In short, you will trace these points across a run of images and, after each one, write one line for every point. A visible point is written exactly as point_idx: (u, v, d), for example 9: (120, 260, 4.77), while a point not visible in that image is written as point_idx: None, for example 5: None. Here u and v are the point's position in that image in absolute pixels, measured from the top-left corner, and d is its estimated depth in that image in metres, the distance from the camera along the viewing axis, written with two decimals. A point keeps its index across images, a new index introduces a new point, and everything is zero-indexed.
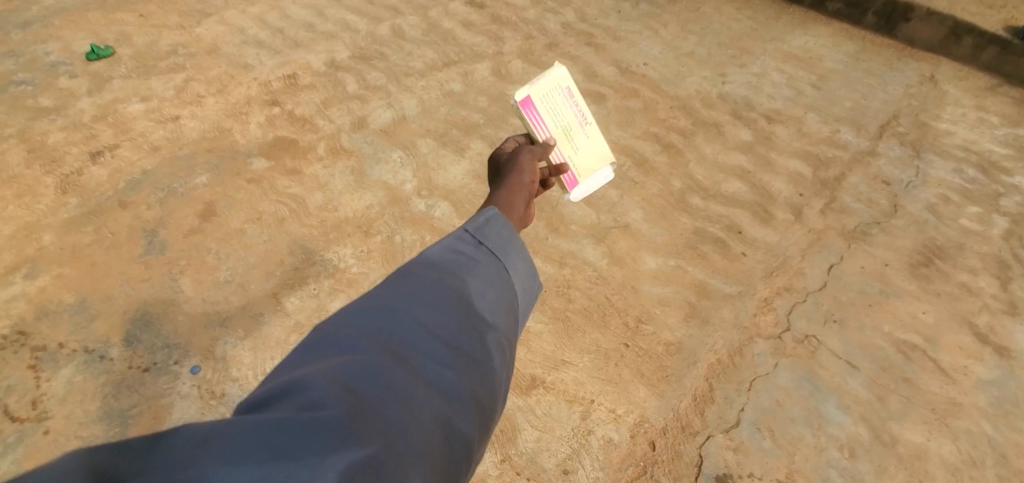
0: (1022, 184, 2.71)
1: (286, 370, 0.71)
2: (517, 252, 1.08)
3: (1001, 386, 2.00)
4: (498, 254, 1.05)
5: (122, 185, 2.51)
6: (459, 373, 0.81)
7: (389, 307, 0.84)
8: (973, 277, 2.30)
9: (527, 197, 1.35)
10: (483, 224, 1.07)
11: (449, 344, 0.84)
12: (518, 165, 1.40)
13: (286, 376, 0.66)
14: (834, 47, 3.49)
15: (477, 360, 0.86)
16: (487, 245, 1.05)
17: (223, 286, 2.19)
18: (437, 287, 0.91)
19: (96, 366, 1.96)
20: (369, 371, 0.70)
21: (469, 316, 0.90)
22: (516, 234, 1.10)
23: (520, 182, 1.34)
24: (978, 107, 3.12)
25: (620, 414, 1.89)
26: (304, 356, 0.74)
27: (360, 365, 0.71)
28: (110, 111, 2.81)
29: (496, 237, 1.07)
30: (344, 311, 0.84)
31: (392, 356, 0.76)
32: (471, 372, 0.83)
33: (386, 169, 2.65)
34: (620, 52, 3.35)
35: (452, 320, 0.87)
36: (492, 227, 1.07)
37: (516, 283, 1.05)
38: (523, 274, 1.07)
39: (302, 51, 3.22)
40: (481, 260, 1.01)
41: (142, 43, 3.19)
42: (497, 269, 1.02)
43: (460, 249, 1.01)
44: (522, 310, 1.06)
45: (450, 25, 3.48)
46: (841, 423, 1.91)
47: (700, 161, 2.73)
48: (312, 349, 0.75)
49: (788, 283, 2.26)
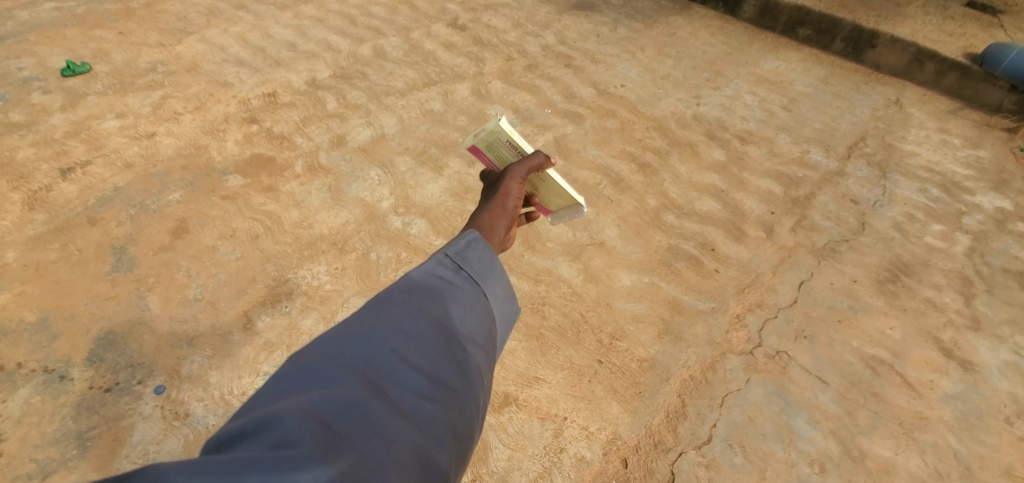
0: (983, 203, 2.79)
1: (259, 404, 0.70)
2: (496, 277, 1.09)
3: (965, 400, 2.04)
4: (478, 279, 1.05)
5: (92, 201, 2.47)
6: (436, 403, 0.80)
7: (367, 336, 0.84)
8: (938, 293, 2.36)
9: (510, 221, 1.35)
10: (463, 248, 1.08)
11: (427, 372, 0.84)
12: (504, 188, 1.38)
13: (259, 411, 0.65)
14: (804, 72, 3.60)
15: (456, 388, 0.85)
16: (467, 269, 1.05)
17: (193, 303, 2.16)
18: (416, 314, 0.91)
19: (55, 386, 1.90)
20: (345, 403, 0.70)
21: (449, 344, 0.90)
22: (496, 259, 1.11)
23: (503, 206, 1.34)
24: (941, 130, 3.23)
25: (593, 431, 1.88)
26: (278, 389, 0.73)
27: (336, 397, 0.70)
28: (84, 127, 2.79)
29: (475, 262, 1.07)
30: (321, 340, 0.84)
31: (370, 386, 0.75)
32: (448, 401, 0.83)
33: (363, 186, 2.65)
34: (598, 73, 3.42)
35: (431, 348, 0.87)
36: (472, 251, 1.08)
37: (494, 309, 1.06)
38: (502, 299, 1.08)
39: (282, 70, 3.23)
40: (461, 285, 1.02)
41: (119, 60, 3.19)
42: (476, 294, 1.03)
43: (440, 274, 1.02)
44: (499, 336, 1.07)
45: (432, 46, 3.54)
46: (812, 438, 1.92)
47: (674, 180, 2.77)
48: (286, 381, 0.74)
49: (760, 299, 2.29)
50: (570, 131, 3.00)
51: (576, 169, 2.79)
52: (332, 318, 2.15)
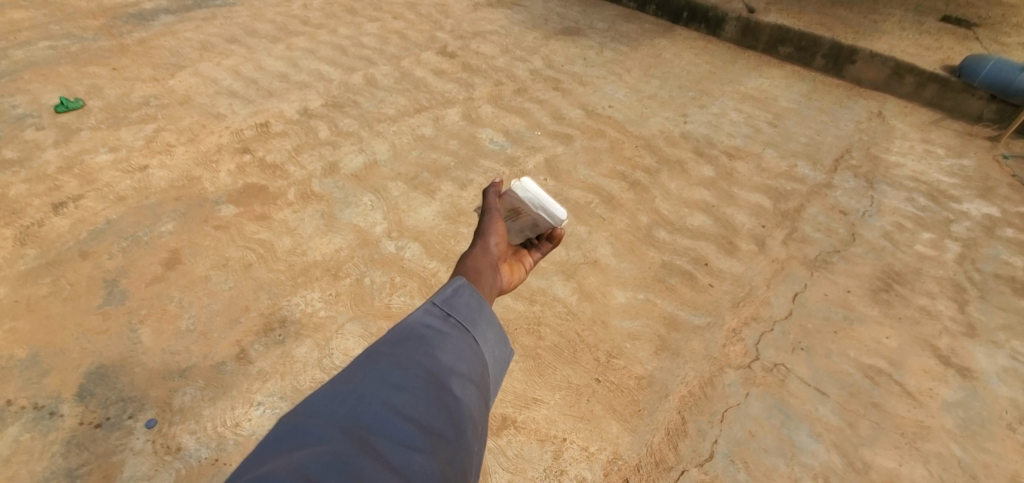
0: (970, 210, 2.83)
1: (248, 469, 0.68)
2: (486, 321, 1.10)
3: (966, 407, 2.02)
4: (466, 325, 1.06)
5: (85, 235, 2.47)
6: (428, 454, 0.78)
7: (356, 393, 0.83)
8: (932, 300, 2.37)
9: (495, 262, 1.34)
10: (450, 296, 1.10)
11: (418, 423, 0.82)
12: (484, 231, 1.40)
13: (246, 476, 0.63)
14: (787, 88, 3.68)
15: (448, 438, 0.83)
16: (455, 316, 1.06)
17: (186, 335, 2.14)
18: (405, 365, 0.91)
19: (44, 423, 1.87)
20: (334, 460, 0.67)
21: (439, 393, 0.89)
22: (483, 304, 1.12)
23: (485, 249, 1.35)
24: (924, 140, 3.29)
25: (593, 452, 1.85)
26: (267, 453, 0.70)
27: (325, 456, 0.68)
28: (77, 162, 2.80)
29: (463, 307, 1.09)
30: (310, 401, 0.82)
31: (358, 444, 0.73)
32: (440, 451, 0.80)
33: (356, 212, 2.66)
34: (586, 95, 3.48)
35: (422, 399, 0.86)
36: (459, 298, 1.10)
37: (485, 353, 1.06)
38: (493, 342, 1.08)
39: (275, 101, 3.27)
40: (450, 332, 1.02)
41: (113, 95, 3.22)
42: (466, 340, 1.03)
43: (430, 321, 1.02)
44: (491, 382, 1.06)
45: (422, 73, 3.60)
46: (814, 451, 1.89)
47: (665, 196, 2.80)
48: (275, 443, 0.72)
49: (755, 312, 2.29)
50: (560, 152, 3.04)
51: (568, 188, 2.81)
52: (327, 345, 2.12)
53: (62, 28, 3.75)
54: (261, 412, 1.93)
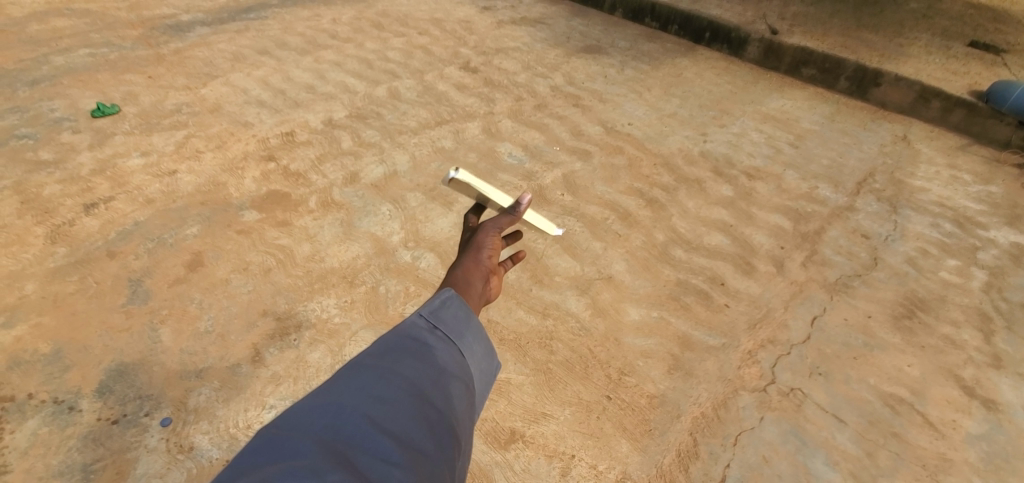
0: (998, 238, 2.75)
1: (224, 481, 0.67)
2: (473, 334, 1.11)
3: (991, 441, 1.95)
4: (453, 337, 1.08)
5: (113, 235, 2.55)
6: (409, 466, 0.77)
7: (337, 405, 0.83)
8: (956, 329, 2.30)
9: (486, 273, 1.35)
10: (437, 308, 1.11)
11: (399, 436, 0.82)
12: (478, 242, 1.39)
13: None
14: (809, 110, 3.65)
15: (430, 453, 0.83)
16: (442, 329, 1.08)
17: (203, 336, 2.18)
18: (388, 377, 0.91)
19: (64, 418, 1.92)
20: (313, 469, 0.67)
21: (421, 405, 0.89)
22: (472, 316, 1.14)
23: (477, 260, 1.35)
24: (951, 166, 3.22)
25: (602, 470, 1.83)
26: (244, 465, 0.70)
27: (303, 466, 0.67)
28: (110, 165, 2.90)
29: (450, 320, 1.10)
30: (291, 412, 0.82)
31: (337, 455, 0.73)
32: (421, 464, 0.80)
33: (374, 221, 2.70)
34: (606, 112, 3.49)
35: (404, 411, 0.86)
36: (447, 310, 1.11)
37: (471, 366, 1.07)
38: (479, 355, 1.09)
39: (301, 111, 3.36)
40: (435, 344, 1.03)
41: (147, 102, 3.34)
42: (452, 352, 1.04)
43: (415, 335, 1.03)
44: (476, 395, 1.07)
45: (444, 87, 3.66)
46: (830, 480, 1.84)
47: (682, 215, 2.78)
48: (253, 455, 0.72)
49: (772, 335, 2.25)
50: (578, 168, 3.05)
51: (584, 204, 2.82)
52: (340, 352, 2.15)
53: (103, 37, 3.91)
54: (272, 416, 1.95)
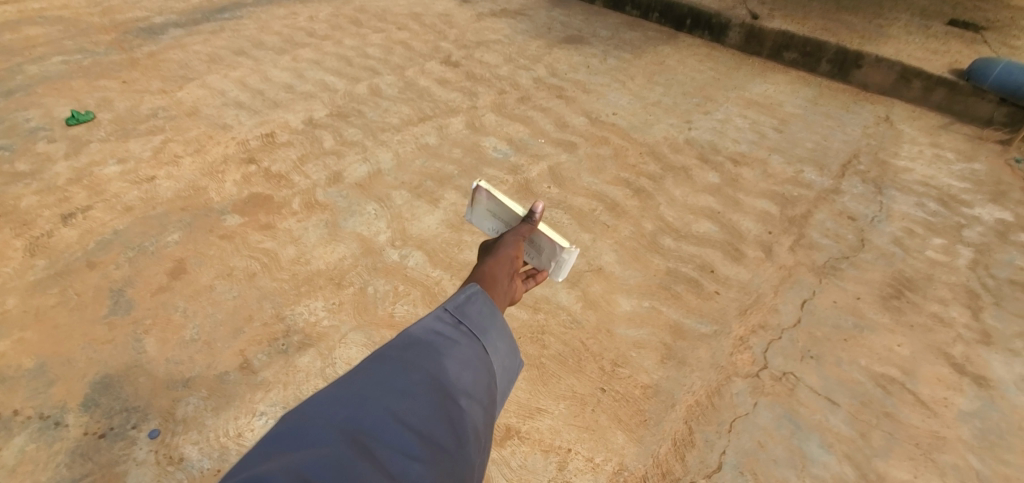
0: (983, 215, 2.78)
1: (252, 464, 0.71)
2: (497, 331, 1.11)
3: (982, 417, 1.98)
4: (476, 333, 1.07)
5: (93, 245, 2.49)
6: (426, 463, 0.80)
7: (361, 396, 0.86)
8: (944, 307, 2.32)
9: (511, 272, 1.45)
10: (463, 303, 1.11)
11: (419, 431, 0.84)
12: (501, 246, 1.52)
13: (247, 471, 0.66)
14: (792, 94, 3.65)
15: (448, 449, 0.85)
16: (466, 324, 1.08)
17: (189, 344, 2.14)
18: (410, 371, 0.93)
19: (49, 434, 1.87)
20: (333, 462, 0.70)
21: (442, 401, 0.91)
22: (496, 313, 1.13)
23: (502, 259, 1.45)
24: (933, 145, 3.24)
25: (598, 462, 1.82)
26: (271, 449, 0.74)
27: (324, 458, 0.70)
28: (87, 174, 2.82)
29: (474, 316, 1.10)
30: (317, 400, 0.86)
31: (357, 448, 0.76)
32: (440, 461, 0.82)
33: (360, 221, 2.66)
34: (590, 103, 3.47)
35: (425, 407, 0.88)
36: (472, 305, 1.11)
37: (494, 363, 1.07)
38: (503, 353, 1.09)
39: (280, 111, 3.30)
40: (459, 339, 1.04)
41: (123, 108, 3.26)
42: (475, 348, 1.04)
43: (439, 329, 1.04)
44: (498, 392, 1.07)
45: (426, 83, 3.61)
46: (826, 463, 1.85)
47: (670, 203, 2.77)
48: (280, 440, 0.76)
49: (763, 320, 2.26)
50: (564, 160, 3.03)
51: (571, 196, 2.80)
52: (330, 355, 2.11)
53: (75, 43, 3.81)
54: (263, 423, 1.92)
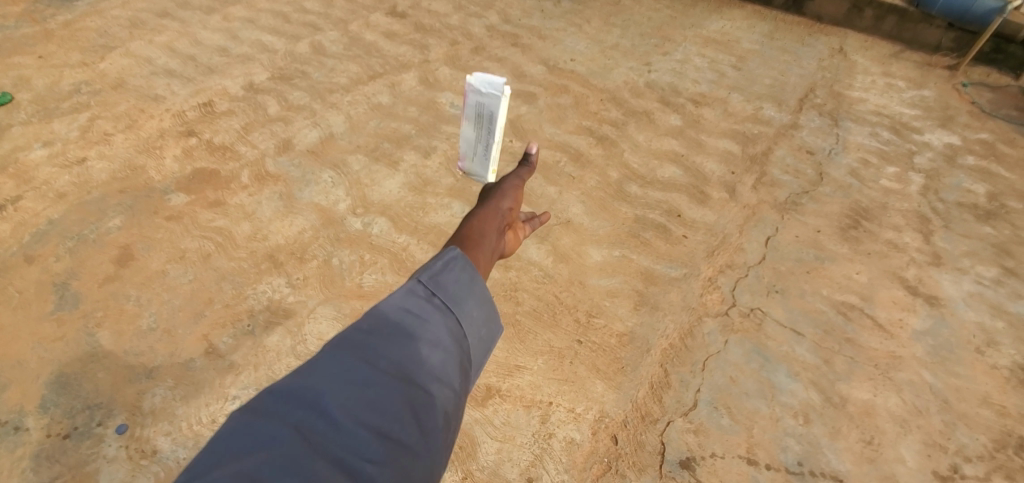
0: (932, 141, 2.87)
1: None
2: (476, 301, 0.95)
3: (934, 334, 2.10)
4: (453, 305, 0.91)
5: (26, 238, 2.30)
6: (386, 470, 0.68)
7: (310, 392, 0.72)
8: (898, 233, 2.42)
9: (502, 223, 1.34)
10: (439, 270, 0.94)
11: (380, 430, 0.71)
12: (496, 197, 1.43)
13: None
14: (749, 29, 3.61)
15: (416, 447, 0.73)
16: (442, 295, 0.91)
17: (148, 334, 2.03)
18: (373, 358, 0.78)
19: (8, 441, 1.77)
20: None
21: (410, 391, 0.77)
22: (476, 280, 0.96)
23: (495, 210, 1.35)
24: (885, 74, 3.29)
25: (580, 412, 1.86)
26: (199, 465, 0.62)
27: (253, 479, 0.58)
28: (8, 160, 2.58)
29: (451, 284, 0.94)
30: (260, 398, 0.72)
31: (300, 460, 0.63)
32: (404, 464, 0.70)
33: (317, 190, 2.53)
34: (547, 49, 3.35)
35: (386, 403, 0.74)
36: (449, 273, 0.95)
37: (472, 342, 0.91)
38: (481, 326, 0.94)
39: (217, 77, 3.05)
40: (432, 315, 0.88)
41: (39, 84, 2.96)
42: (450, 325, 0.89)
43: (410, 305, 0.88)
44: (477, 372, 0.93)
45: (373, 37, 3.40)
46: (793, 390, 1.94)
47: (634, 149, 2.75)
48: (207, 455, 0.63)
49: (730, 260, 2.30)
50: (524, 111, 2.94)
51: (535, 149, 2.74)
52: (300, 332, 2.05)
53: None
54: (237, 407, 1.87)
